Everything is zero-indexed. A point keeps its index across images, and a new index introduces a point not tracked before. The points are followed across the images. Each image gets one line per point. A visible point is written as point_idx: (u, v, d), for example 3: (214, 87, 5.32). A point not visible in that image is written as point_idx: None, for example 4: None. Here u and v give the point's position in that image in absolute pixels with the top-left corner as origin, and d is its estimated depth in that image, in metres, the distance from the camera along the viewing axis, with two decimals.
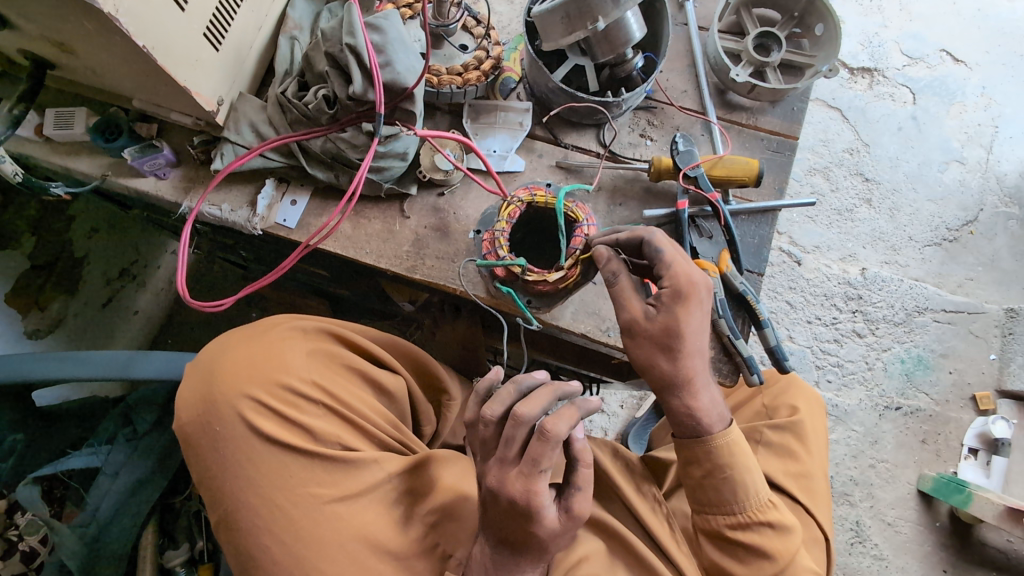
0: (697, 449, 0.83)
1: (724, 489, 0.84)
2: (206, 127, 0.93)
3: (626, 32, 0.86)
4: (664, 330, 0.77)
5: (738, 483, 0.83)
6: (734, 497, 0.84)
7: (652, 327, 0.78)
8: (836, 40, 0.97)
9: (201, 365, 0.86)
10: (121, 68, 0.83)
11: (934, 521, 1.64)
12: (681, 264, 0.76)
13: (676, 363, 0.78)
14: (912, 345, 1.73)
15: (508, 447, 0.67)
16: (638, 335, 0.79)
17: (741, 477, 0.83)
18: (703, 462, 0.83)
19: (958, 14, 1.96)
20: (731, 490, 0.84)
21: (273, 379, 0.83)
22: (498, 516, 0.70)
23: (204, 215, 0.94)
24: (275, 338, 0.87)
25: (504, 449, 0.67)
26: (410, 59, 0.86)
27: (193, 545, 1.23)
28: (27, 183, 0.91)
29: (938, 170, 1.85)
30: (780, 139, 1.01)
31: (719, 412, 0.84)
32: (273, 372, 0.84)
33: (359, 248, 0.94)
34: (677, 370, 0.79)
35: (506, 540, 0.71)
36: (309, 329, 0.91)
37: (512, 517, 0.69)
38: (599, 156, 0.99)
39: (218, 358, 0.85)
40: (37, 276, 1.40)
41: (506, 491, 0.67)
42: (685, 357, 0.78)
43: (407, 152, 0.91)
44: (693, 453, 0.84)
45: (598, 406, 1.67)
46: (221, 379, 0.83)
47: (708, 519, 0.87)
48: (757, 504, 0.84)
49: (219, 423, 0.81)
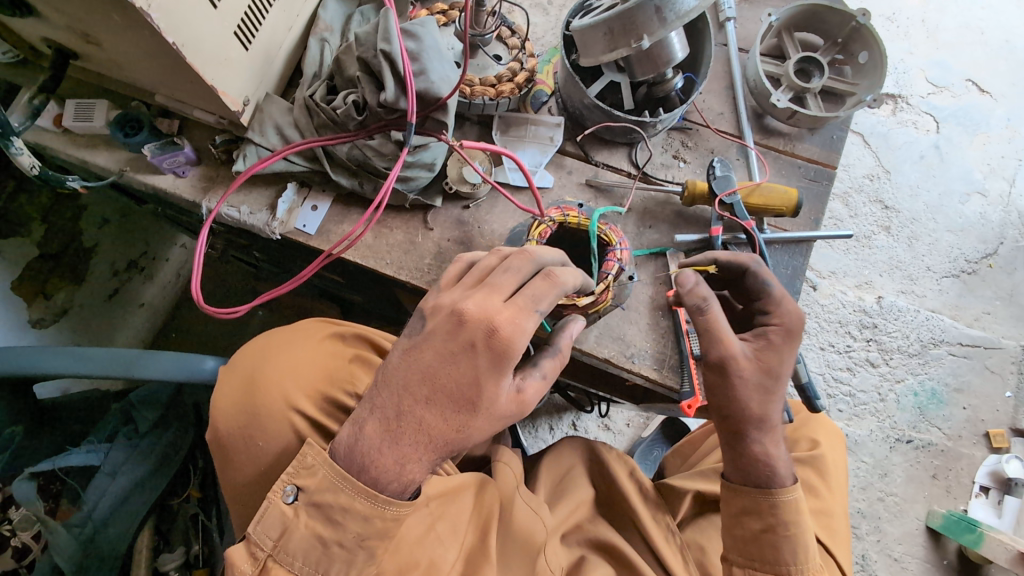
0: (761, 499, 0.79)
1: (783, 549, 0.77)
2: (230, 126, 0.91)
3: (670, 51, 0.83)
4: (762, 369, 0.80)
5: (798, 542, 0.77)
6: (792, 558, 0.77)
7: (749, 365, 0.80)
8: (881, 69, 0.95)
9: (240, 366, 0.82)
10: (146, 62, 0.81)
11: (942, 559, 1.59)
12: (748, 296, 0.78)
13: (764, 400, 0.80)
14: (926, 378, 1.70)
15: (496, 284, 0.66)
16: (734, 372, 0.79)
17: (801, 536, 0.78)
18: (767, 515, 0.79)
19: (986, 44, 1.94)
20: (790, 551, 0.77)
21: (319, 387, 0.82)
22: (448, 352, 0.63)
23: (222, 216, 0.92)
24: (314, 347, 0.85)
25: (494, 282, 0.66)
26: (445, 68, 0.84)
27: (188, 549, 1.18)
28: (43, 177, 0.88)
29: (960, 201, 1.82)
30: (817, 167, 0.98)
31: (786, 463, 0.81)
32: (317, 381, 0.82)
33: (380, 257, 0.91)
34: (764, 411, 0.80)
35: (433, 402, 0.63)
36: (346, 336, 0.90)
37: (469, 353, 0.63)
38: (631, 176, 0.97)
39: (257, 363, 0.82)
40: (44, 265, 1.35)
41: (487, 319, 0.63)
42: (773, 399, 0.81)
43: (435, 163, 0.89)
44: (755, 503, 0.79)
45: (604, 423, 1.62)
46: (261, 386, 0.80)
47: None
48: (813, 567, 0.77)
49: (260, 429, 0.78)
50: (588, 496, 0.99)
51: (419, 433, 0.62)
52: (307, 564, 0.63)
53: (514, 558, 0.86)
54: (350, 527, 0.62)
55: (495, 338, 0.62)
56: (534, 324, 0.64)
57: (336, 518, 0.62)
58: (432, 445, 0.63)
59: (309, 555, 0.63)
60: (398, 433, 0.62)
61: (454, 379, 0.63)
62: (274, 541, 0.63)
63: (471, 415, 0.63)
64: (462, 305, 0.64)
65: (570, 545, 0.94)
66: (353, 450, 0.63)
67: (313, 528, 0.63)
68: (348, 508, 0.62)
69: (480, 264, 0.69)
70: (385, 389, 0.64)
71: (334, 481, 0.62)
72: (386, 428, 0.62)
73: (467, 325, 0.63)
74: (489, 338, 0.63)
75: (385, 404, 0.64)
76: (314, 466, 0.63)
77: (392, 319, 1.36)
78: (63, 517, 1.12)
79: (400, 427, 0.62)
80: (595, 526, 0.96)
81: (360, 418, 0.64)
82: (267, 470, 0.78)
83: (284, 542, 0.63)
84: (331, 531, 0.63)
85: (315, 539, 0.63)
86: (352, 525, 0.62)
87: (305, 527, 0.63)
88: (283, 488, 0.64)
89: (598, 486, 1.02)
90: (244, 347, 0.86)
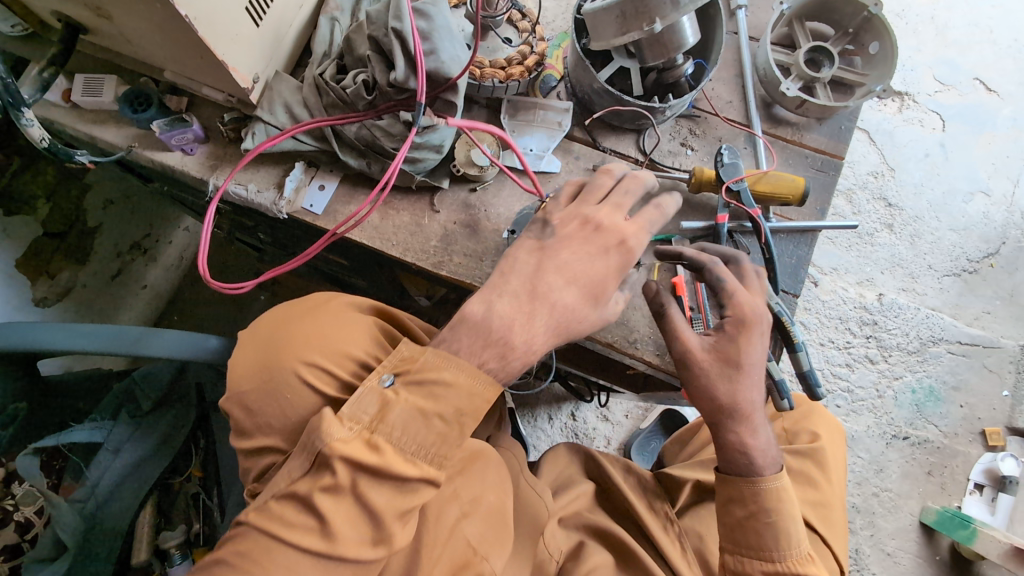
0: (743, 487, 0.78)
1: (765, 535, 0.77)
2: (238, 104, 0.92)
3: (681, 36, 0.83)
4: (721, 358, 0.77)
5: (779, 528, 0.77)
6: (775, 544, 0.77)
7: (708, 356, 0.78)
8: (891, 60, 0.95)
9: (263, 332, 0.83)
10: (157, 35, 0.80)
11: (935, 555, 1.61)
12: (743, 294, 0.79)
13: (734, 388, 0.76)
14: (924, 376, 1.70)
15: (619, 201, 0.76)
16: (694, 365, 0.78)
17: (783, 522, 0.77)
18: (749, 503, 0.78)
19: (995, 43, 1.93)
20: (772, 537, 0.77)
21: (342, 352, 0.80)
22: (587, 250, 0.72)
23: (229, 194, 0.92)
24: (335, 311, 0.84)
25: (617, 200, 0.76)
26: (455, 48, 0.84)
27: (189, 528, 1.18)
28: (52, 149, 0.88)
29: (963, 201, 1.82)
30: (824, 158, 0.98)
31: (772, 455, 0.80)
32: (341, 346, 0.80)
33: (385, 239, 0.91)
34: (734, 400, 0.77)
35: (569, 292, 0.70)
36: (360, 307, 0.88)
37: (604, 253, 0.72)
38: (638, 162, 0.97)
39: (280, 330, 0.82)
40: (49, 244, 1.33)
41: (619, 230, 0.74)
42: (743, 387, 0.77)
43: (443, 145, 0.88)
44: (740, 491, 0.79)
45: (603, 414, 1.63)
46: (284, 350, 0.79)
47: (742, 562, 0.79)
48: (797, 554, 0.77)
49: (285, 390, 0.77)
50: (588, 489, 1.00)
51: (553, 313, 0.68)
52: (410, 438, 0.62)
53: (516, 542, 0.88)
54: (452, 399, 0.63)
55: (628, 244, 0.73)
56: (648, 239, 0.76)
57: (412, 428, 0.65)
58: (560, 327, 0.69)
59: (411, 430, 0.63)
60: (532, 312, 0.68)
61: (592, 271, 0.71)
62: (374, 414, 0.63)
63: (596, 307, 0.71)
64: (595, 215, 0.74)
65: (569, 529, 0.94)
66: (484, 323, 0.67)
67: (415, 402, 0.63)
68: (454, 383, 0.64)
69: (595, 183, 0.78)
70: (512, 277, 0.70)
71: (441, 360, 0.65)
72: (520, 306, 0.68)
73: (603, 230, 0.73)
74: (620, 244, 0.73)
75: (517, 289, 0.69)
76: (415, 354, 0.67)
77: None
78: (65, 493, 1.13)
79: (533, 307, 0.68)
80: (594, 514, 0.97)
81: (489, 299, 0.69)
82: (279, 441, 0.77)
83: (384, 415, 0.63)
84: (433, 404, 0.63)
85: (416, 413, 0.63)
86: (455, 398, 0.63)
87: (406, 401, 0.63)
88: (381, 375, 0.66)
89: (596, 472, 1.03)
90: (262, 318, 0.86)
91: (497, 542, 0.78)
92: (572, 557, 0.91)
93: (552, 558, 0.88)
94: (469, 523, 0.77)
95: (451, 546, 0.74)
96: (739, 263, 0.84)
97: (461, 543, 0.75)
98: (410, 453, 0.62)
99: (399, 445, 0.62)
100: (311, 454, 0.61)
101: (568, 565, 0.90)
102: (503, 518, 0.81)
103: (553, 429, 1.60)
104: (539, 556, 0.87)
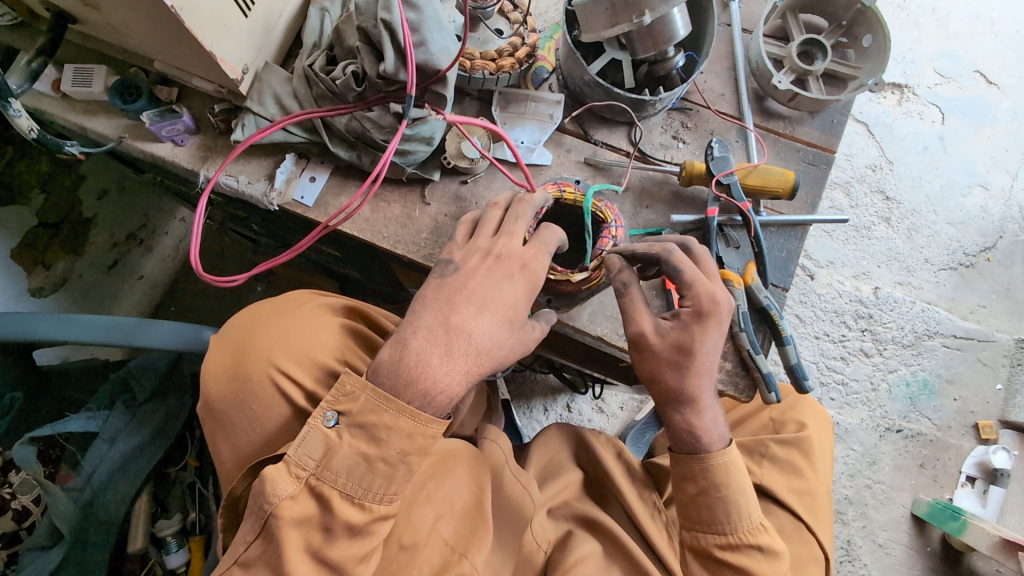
0: (692, 465, 0.81)
1: (716, 510, 0.81)
2: (229, 95, 0.91)
3: (671, 28, 0.83)
4: (676, 347, 0.77)
5: (730, 504, 0.80)
6: (727, 518, 0.80)
7: (661, 342, 0.77)
8: (884, 53, 0.94)
9: (233, 335, 0.84)
10: (145, 26, 0.80)
11: (926, 546, 1.62)
12: (703, 283, 0.77)
13: (682, 376, 0.77)
14: (919, 369, 1.71)
15: (512, 231, 0.77)
16: (647, 350, 0.78)
17: (734, 496, 0.80)
18: (700, 480, 0.81)
19: (996, 35, 1.92)
20: (724, 511, 0.80)
21: (309, 357, 0.81)
22: (491, 280, 0.74)
23: (220, 185, 0.92)
24: (305, 315, 0.85)
25: (511, 230, 0.78)
26: (445, 40, 0.83)
27: (185, 516, 1.19)
28: (42, 141, 0.88)
29: (961, 194, 1.82)
30: (816, 152, 0.98)
31: (719, 432, 0.82)
32: (308, 350, 0.81)
33: (377, 232, 0.91)
34: (682, 385, 0.77)
35: (483, 321, 0.72)
36: (334, 306, 0.89)
37: (508, 280, 0.74)
38: (629, 155, 0.97)
39: (249, 333, 0.83)
40: (44, 234, 1.36)
41: (520, 258, 0.76)
42: (693, 374, 0.77)
43: (434, 137, 0.89)
44: (690, 469, 0.82)
45: (598, 406, 1.64)
46: (253, 352, 0.81)
47: (697, 537, 0.83)
48: (747, 526, 0.81)
49: (252, 397, 0.80)
50: (576, 478, 1.01)
51: (469, 346, 0.71)
52: (353, 482, 0.68)
53: (506, 532, 0.90)
54: (394, 443, 0.68)
55: (529, 270, 0.76)
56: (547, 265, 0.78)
57: (380, 436, 0.68)
58: (477, 362, 0.71)
59: (354, 473, 0.68)
60: (449, 346, 0.70)
61: (500, 303, 0.73)
62: (318, 461, 0.68)
63: (509, 334, 0.73)
64: (495, 247, 0.77)
65: (557, 520, 0.96)
66: (399, 363, 0.69)
67: (358, 447, 0.68)
68: (394, 426, 0.68)
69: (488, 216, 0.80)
70: (426, 313, 0.72)
71: (378, 403, 0.68)
72: (436, 341, 0.70)
73: (503, 260, 0.76)
74: (523, 269, 0.76)
75: (432, 324, 0.71)
76: (355, 391, 0.69)
77: (390, 296, 1.37)
78: (63, 482, 1.14)
79: (448, 342, 0.70)
80: (581, 504, 0.98)
81: (403, 338, 0.71)
82: (259, 442, 0.80)
83: (328, 461, 0.68)
84: (374, 448, 0.68)
85: (359, 457, 0.68)
86: (396, 441, 0.68)
87: (349, 446, 0.68)
88: (324, 414, 0.69)
89: (584, 463, 1.04)
90: (233, 319, 0.88)
91: (473, 535, 0.84)
92: (559, 547, 0.92)
93: (540, 548, 0.89)
94: (445, 523, 0.82)
95: (428, 547, 0.80)
96: (693, 249, 0.81)
97: (436, 543, 0.80)
98: (357, 493, 0.68)
99: (345, 490, 0.68)
100: (262, 517, 0.67)
101: (555, 554, 0.92)
102: (480, 513, 0.86)
103: (547, 421, 1.61)
104: (523, 543, 0.89)
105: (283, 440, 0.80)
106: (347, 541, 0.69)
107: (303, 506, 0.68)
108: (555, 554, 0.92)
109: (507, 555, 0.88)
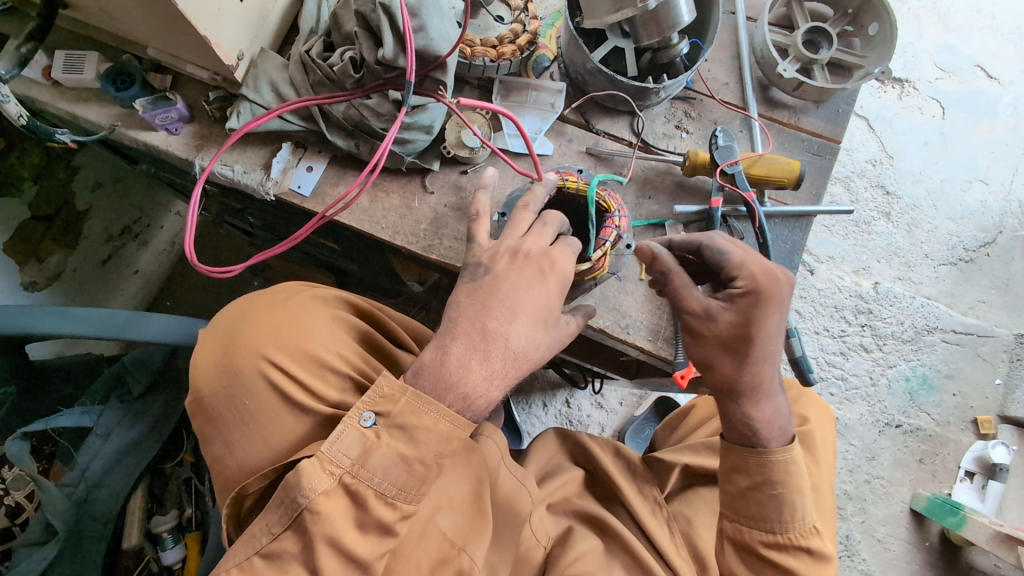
0: (749, 458, 0.80)
1: (769, 506, 0.79)
2: (223, 83, 0.90)
3: (675, 14, 0.81)
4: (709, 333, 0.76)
5: (787, 502, 0.79)
6: (779, 516, 0.79)
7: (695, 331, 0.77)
8: (891, 41, 0.94)
9: (222, 328, 0.82)
10: (137, 12, 0.78)
11: (925, 541, 1.62)
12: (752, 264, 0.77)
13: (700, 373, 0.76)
14: (918, 364, 1.70)
15: (541, 233, 0.77)
16: None
17: (790, 495, 0.79)
18: (754, 473, 0.80)
19: (997, 29, 1.90)
20: (778, 509, 0.79)
21: (300, 347, 0.80)
22: (526, 278, 0.72)
23: (216, 175, 0.90)
24: (298, 305, 0.83)
25: (540, 231, 0.77)
26: (444, 25, 0.83)
27: (181, 512, 1.17)
28: (31, 128, 0.85)
29: (961, 188, 1.81)
30: (821, 141, 0.97)
31: (782, 428, 0.81)
32: (299, 341, 0.80)
33: (375, 222, 0.90)
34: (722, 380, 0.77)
35: (521, 332, 0.70)
36: (328, 298, 0.87)
37: (541, 279, 0.73)
38: (631, 145, 0.96)
39: (238, 326, 0.81)
40: (37, 227, 1.34)
41: (546, 256, 0.74)
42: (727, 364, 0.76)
43: (433, 126, 0.88)
44: (744, 461, 0.80)
45: (597, 401, 1.62)
46: (242, 344, 0.79)
47: (742, 530, 0.81)
48: (799, 527, 0.80)
49: (244, 390, 0.78)
50: (577, 475, 1.01)
51: (506, 351, 0.70)
52: (390, 482, 0.67)
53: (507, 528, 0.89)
54: (431, 445, 0.68)
55: (558, 267, 0.74)
56: (573, 265, 0.76)
57: (415, 436, 0.68)
58: (514, 365, 0.70)
59: (392, 473, 0.67)
60: (486, 350, 0.69)
61: (535, 303, 0.72)
62: (354, 458, 0.67)
63: (545, 334, 0.73)
64: (523, 246, 0.75)
65: (557, 516, 0.95)
66: (441, 370, 0.69)
67: (396, 447, 0.68)
68: (433, 429, 0.68)
69: (517, 219, 0.78)
70: (462, 319, 0.71)
71: (420, 405, 0.68)
72: (473, 347, 0.69)
73: (532, 257, 0.74)
74: (553, 266, 0.74)
75: (469, 330, 0.70)
76: (395, 393, 0.69)
77: (389, 289, 1.35)
78: (54, 477, 1.13)
79: (486, 346, 0.70)
80: (582, 501, 0.98)
81: (445, 344, 0.70)
82: (252, 441, 0.78)
83: (367, 459, 0.67)
84: (413, 449, 0.68)
85: (397, 457, 0.67)
86: (433, 442, 0.68)
87: (387, 446, 0.68)
88: (361, 414, 0.69)
89: (584, 458, 1.03)
90: (222, 312, 0.85)
91: (475, 531, 0.82)
92: (560, 543, 0.92)
93: (538, 545, 0.89)
94: (443, 516, 0.80)
95: (425, 540, 0.78)
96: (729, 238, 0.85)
97: (434, 535, 0.78)
98: (391, 493, 0.68)
99: (380, 488, 0.67)
100: (295, 510, 0.66)
101: (555, 550, 0.91)
102: (480, 507, 0.83)
103: (547, 416, 1.59)
104: (523, 540, 0.88)
105: (274, 432, 0.78)
106: (376, 537, 0.68)
107: (335, 503, 0.67)
108: (554, 550, 0.91)
109: (508, 551, 0.86)
